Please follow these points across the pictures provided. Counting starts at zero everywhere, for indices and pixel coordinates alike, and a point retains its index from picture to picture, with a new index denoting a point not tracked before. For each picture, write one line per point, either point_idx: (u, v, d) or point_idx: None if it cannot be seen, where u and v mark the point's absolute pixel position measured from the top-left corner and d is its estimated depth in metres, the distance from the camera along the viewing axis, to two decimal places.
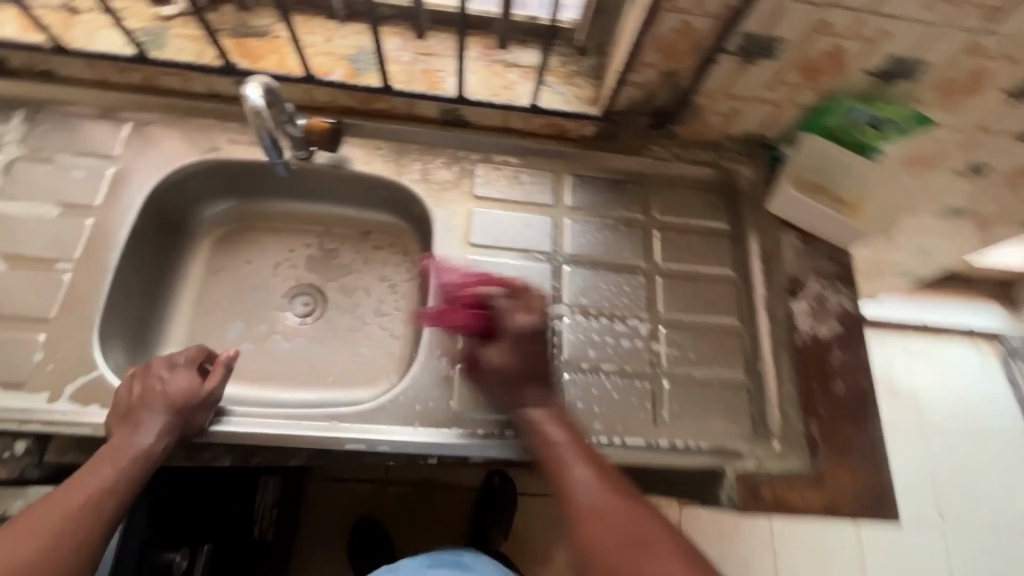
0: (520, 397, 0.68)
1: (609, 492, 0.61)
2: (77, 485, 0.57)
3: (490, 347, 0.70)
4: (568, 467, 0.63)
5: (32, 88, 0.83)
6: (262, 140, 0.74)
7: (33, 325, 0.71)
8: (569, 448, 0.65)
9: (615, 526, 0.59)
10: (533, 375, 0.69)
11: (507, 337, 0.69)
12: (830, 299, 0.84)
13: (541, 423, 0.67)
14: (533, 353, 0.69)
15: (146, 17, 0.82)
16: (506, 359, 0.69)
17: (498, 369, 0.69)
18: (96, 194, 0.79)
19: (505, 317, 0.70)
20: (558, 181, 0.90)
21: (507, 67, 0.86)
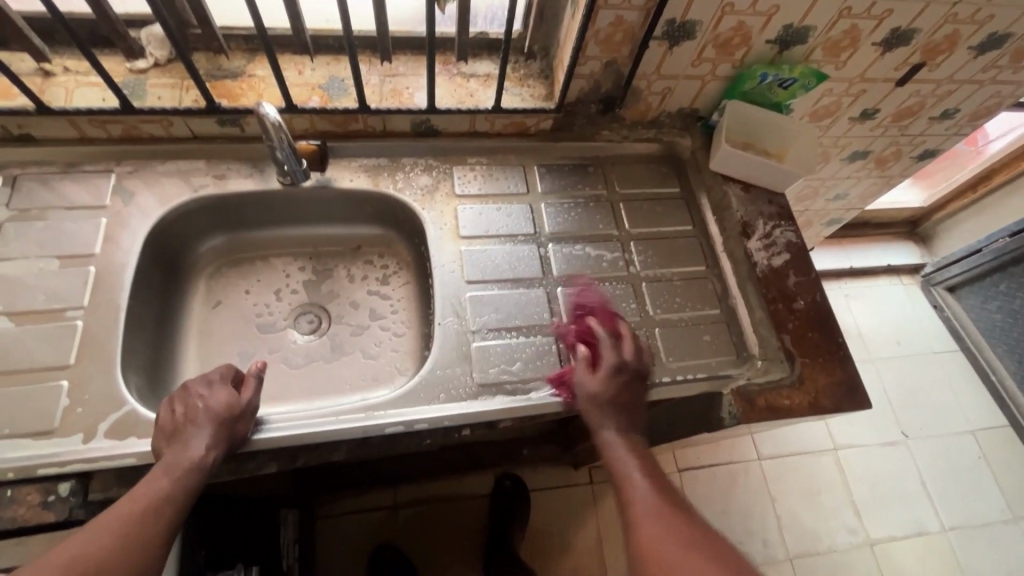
0: (603, 419, 0.76)
1: (662, 510, 0.66)
2: (135, 495, 0.59)
3: (587, 373, 0.79)
4: (635, 485, 0.69)
5: (9, 153, 0.84)
6: (279, 153, 0.82)
7: (52, 374, 0.72)
8: (636, 474, 0.70)
9: (658, 540, 0.63)
10: (620, 404, 0.77)
11: (608, 368, 0.78)
12: (777, 234, 0.97)
13: (613, 449, 0.74)
14: (631, 385, 0.78)
15: (122, 72, 0.86)
16: (617, 385, 0.77)
17: (601, 394, 0.77)
18: (93, 243, 0.81)
19: (601, 349, 0.81)
20: (527, 173, 1.00)
21: (466, 78, 0.96)
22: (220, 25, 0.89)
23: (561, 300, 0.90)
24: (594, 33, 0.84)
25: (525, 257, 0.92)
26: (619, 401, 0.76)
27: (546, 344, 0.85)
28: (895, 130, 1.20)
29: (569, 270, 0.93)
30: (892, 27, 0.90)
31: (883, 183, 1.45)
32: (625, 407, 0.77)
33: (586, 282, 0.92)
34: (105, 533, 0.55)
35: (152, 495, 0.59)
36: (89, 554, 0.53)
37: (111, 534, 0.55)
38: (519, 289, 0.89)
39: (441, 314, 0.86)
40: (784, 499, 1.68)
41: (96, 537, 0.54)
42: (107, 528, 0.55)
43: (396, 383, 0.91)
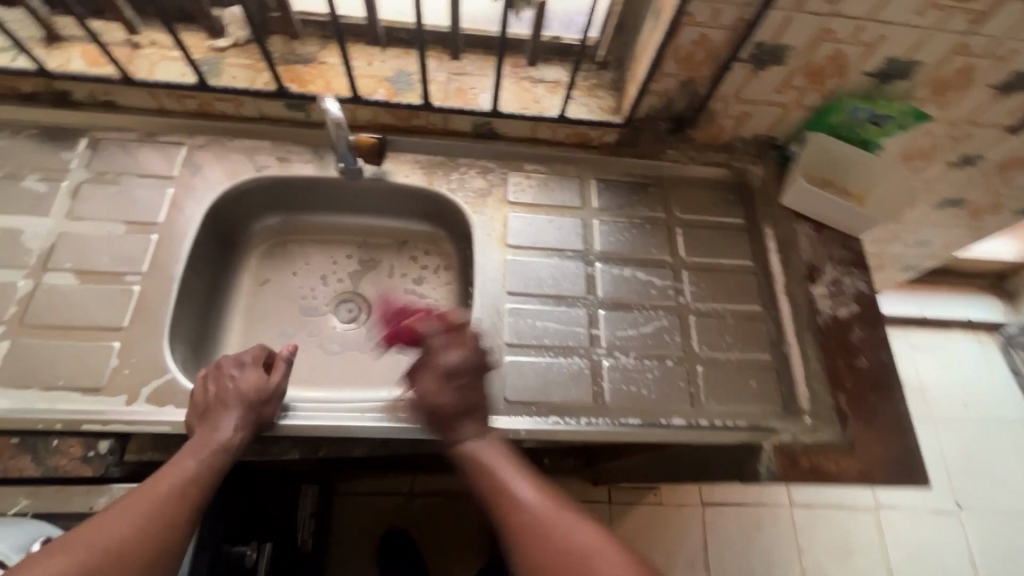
0: (456, 432, 0.71)
1: (546, 505, 0.65)
2: (164, 474, 0.60)
3: (430, 380, 0.72)
4: (518, 497, 0.66)
5: (95, 118, 0.89)
6: (341, 151, 0.84)
7: (106, 335, 0.75)
8: (517, 476, 0.68)
9: (556, 537, 0.62)
10: (467, 409, 0.72)
11: (450, 371, 0.72)
12: (846, 282, 0.90)
13: (485, 457, 0.70)
14: (471, 385, 0.72)
15: (203, 49, 0.89)
16: (466, 393, 0.72)
17: (449, 408, 0.71)
18: (159, 212, 0.84)
19: (434, 351, 0.74)
20: (585, 186, 0.97)
21: (534, 83, 0.94)
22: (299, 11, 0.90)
23: (602, 324, 0.86)
24: (675, 51, 0.80)
25: (571, 274, 0.90)
26: (465, 406, 0.71)
27: (581, 367, 0.83)
28: (998, 179, 1.08)
29: (614, 293, 0.89)
30: (1015, 69, 0.81)
31: (974, 235, 1.32)
32: (474, 412, 0.72)
33: (631, 308, 0.88)
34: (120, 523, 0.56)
35: (173, 483, 0.60)
36: (118, 534, 0.55)
37: (132, 522, 0.56)
38: (560, 307, 0.87)
39: (477, 322, 0.84)
40: (812, 553, 1.59)
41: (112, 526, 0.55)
42: (133, 510, 0.57)
43: None
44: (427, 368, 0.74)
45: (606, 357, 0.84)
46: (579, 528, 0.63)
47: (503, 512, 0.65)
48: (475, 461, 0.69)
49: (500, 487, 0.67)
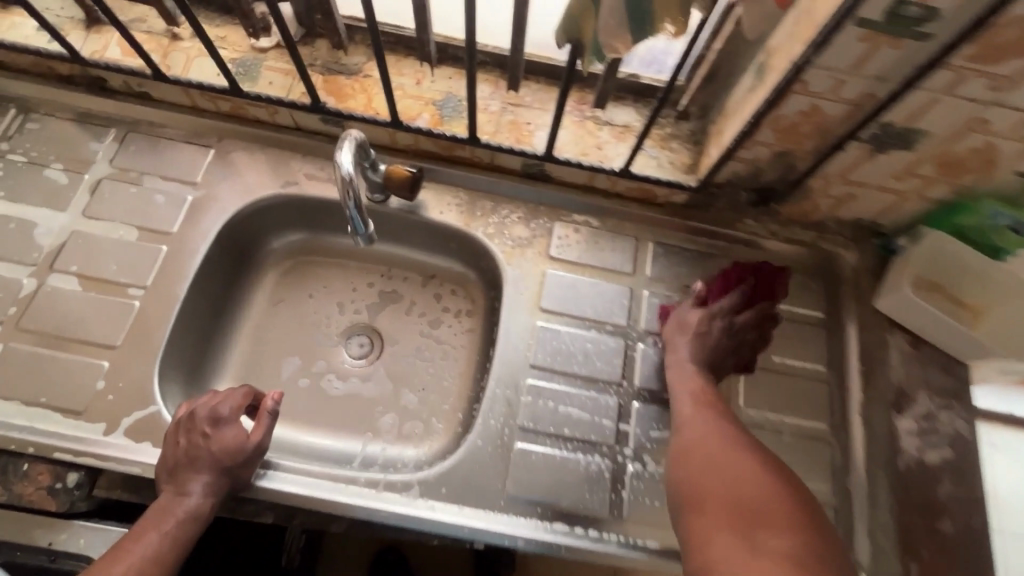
0: (672, 342, 0.74)
1: (720, 427, 0.63)
2: (122, 553, 0.56)
3: (692, 309, 0.76)
4: (697, 411, 0.66)
5: (128, 108, 0.84)
6: (347, 213, 0.66)
7: (98, 352, 0.71)
8: (711, 393, 0.68)
9: (718, 452, 0.60)
10: (705, 343, 0.72)
11: (715, 317, 0.74)
12: (941, 419, 0.74)
13: (691, 365, 0.72)
14: (736, 332, 0.74)
15: (242, 47, 0.81)
16: (719, 340, 0.73)
17: (699, 334, 0.73)
18: (175, 220, 0.79)
19: (716, 299, 0.76)
20: (640, 249, 0.84)
21: (599, 125, 0.82)
22: (346, 14, 0.80)
23: (635, 420, 0.74)
24: (775, 120, 0.65)
25: (607, 353, 0.78)
26: (705, 341, 0.72)
27: (602, 470, 0.71)
28: None
29: (655, 385, 0.77)
30: None
31: None
32: (709, 347, 0.72)
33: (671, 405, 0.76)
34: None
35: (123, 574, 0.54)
36: None
37: None
38: (589, 392, 0.75)
39: (491, 395, 0.75)
40: None
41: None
42: None
43: (429, 446, 0.82)
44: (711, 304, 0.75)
45: (632, 460, 0.72)
46: (747, 439, 0.62)
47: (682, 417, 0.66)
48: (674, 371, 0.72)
49: (687, 394, 0.69)
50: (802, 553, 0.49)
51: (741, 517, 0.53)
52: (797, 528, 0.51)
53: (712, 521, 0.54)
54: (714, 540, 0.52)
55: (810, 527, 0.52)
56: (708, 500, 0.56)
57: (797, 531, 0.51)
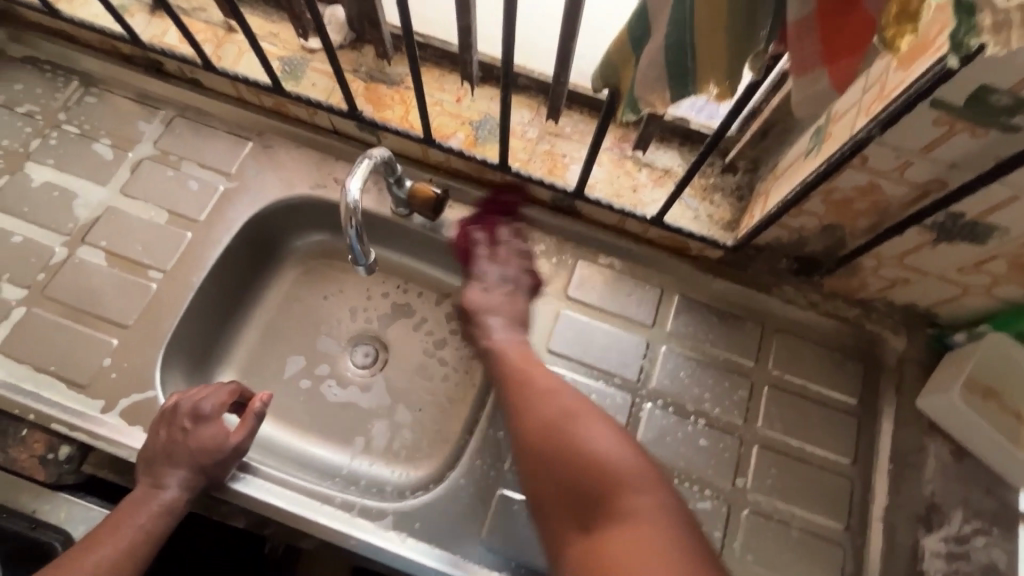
0: (478, 324, 0.73)
1: (548, 405, 0.63)
2: (95, 546, 0.56)
3: (471, 284, 0.76)
4: (531, 394, 0.64)
5: (178, 92, 0.86)
6: (346, 238, 0.64)
7: (111, 329, 0.73)
8: (526, 363, 0.68)
9: (553, 437, 0.60)
10: (504, 312, 0.73)
11: (486, 281, 0.74)
12: (975, 545, 0.66)
13: (503, 345, 0.71)
14: (518, 295, 0.74)
15: (291, 46, 0.82)
16: (497, 298, 0.74)
17: (482, 306, 0.73)
18: (203, 208, 0.80)
19: (478, 259, 0.76)
20: (663, 301, 0.79)
21: (638, 166, 0.78)
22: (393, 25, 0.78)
23: None
24: (826, 191, 0.60)
25: (611, 408, 0.74)
26: (507, 311, 0.73)
27: None
28: None
29: (656, 450, 0.72)
30: None
31: None
32: (510, 316, 0.73)
33: (670, 474, 0.71)
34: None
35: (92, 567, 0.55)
36: None
37: None
38: None
39: (481, 432, 0.72)
40: None
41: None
42: None
43: (416, 470, 0.80)
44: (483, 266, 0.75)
45: None
46: (571, 404, 0.63)
47: (518, 404, 0.65)
48: (493, 356, 0.70)
49: (515, 378, 0.67)
50: (653, 509, 0.54)
51: (584, 506, 0.56)
52: (651, 494, 0.55)
53: (560, 520, 0.57)
54: (570, 536, 0.56)
55: (651, 477, 0.57)
56: (555, 498, 0.58)
57: (638, 489, 0.55)
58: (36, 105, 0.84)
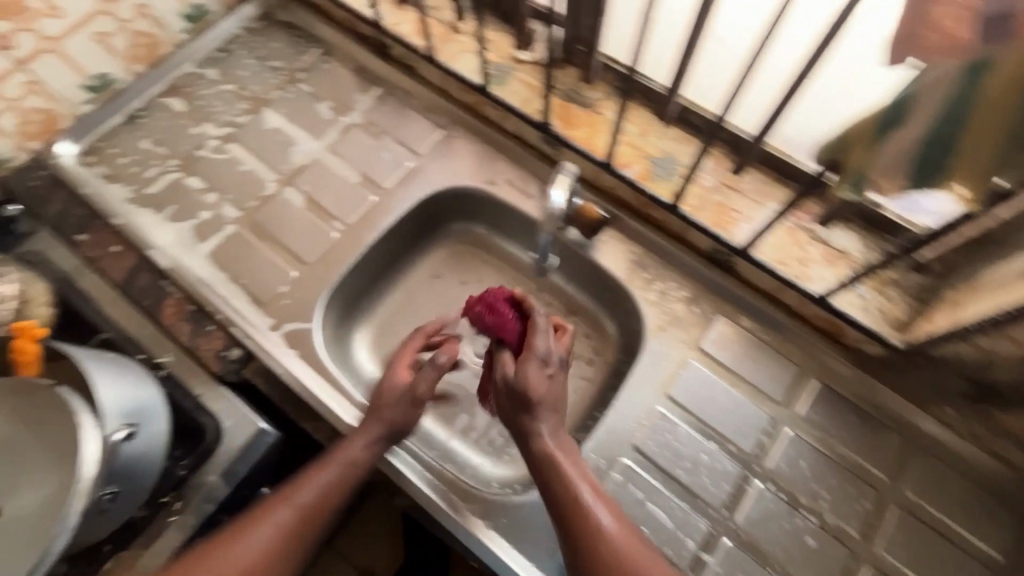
0: (533, 421, 0.68)
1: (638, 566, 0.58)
2: (303, 484, 0.65)
3: (521, 369, 0.68)
4: (611, 542, 0.60)
5: (394, 74, 0.97)
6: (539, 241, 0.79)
7: (295, 262, 0.84)
8: (595, 497, 0.63)
9: None
10: (553, 401, 0.69)
11: (548, 363, 0.69)
12: None
13: (564, 465, 0.65)
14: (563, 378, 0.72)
15: (504, 53, 0.89)
16: (554, 385, 0.70)
17: (542, 392, 0.68)
18: (389, 179, 0.90)
19: (533, 342, 0.69)
20: (799, 380, 0.75)
21: (810, 239, 0.75)
22: (621, 64, 0.79)
23: (719, 555, 0.68)
24: None
25: (717, 473, 0.71)
26: (555, 398, 0.69)
27: None
28: None
29: (754, 532, 0.69)
30: None
31: None
32: (556, 406, 0.69)
33: (764, 562, 0.68)
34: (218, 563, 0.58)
35: (297, 507, 0.63)
36: (251, 551, 0.60)
37: (265, 542, 0.60)
38: (679, 502, 0.70)
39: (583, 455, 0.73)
40: None
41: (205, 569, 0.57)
42: (269, 521, 0.61)
43: (502, 466, 0.83)
44: (537, 352, 0.69)
45: None
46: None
47: (592, 551, 0.59)
48: (550, 468, 0.65)
49: (583, 512, 0.61)
50: None
51: None
52: None
53: None
54: None
55: None
56: None
57: None
58: (284, 62, 1.00)
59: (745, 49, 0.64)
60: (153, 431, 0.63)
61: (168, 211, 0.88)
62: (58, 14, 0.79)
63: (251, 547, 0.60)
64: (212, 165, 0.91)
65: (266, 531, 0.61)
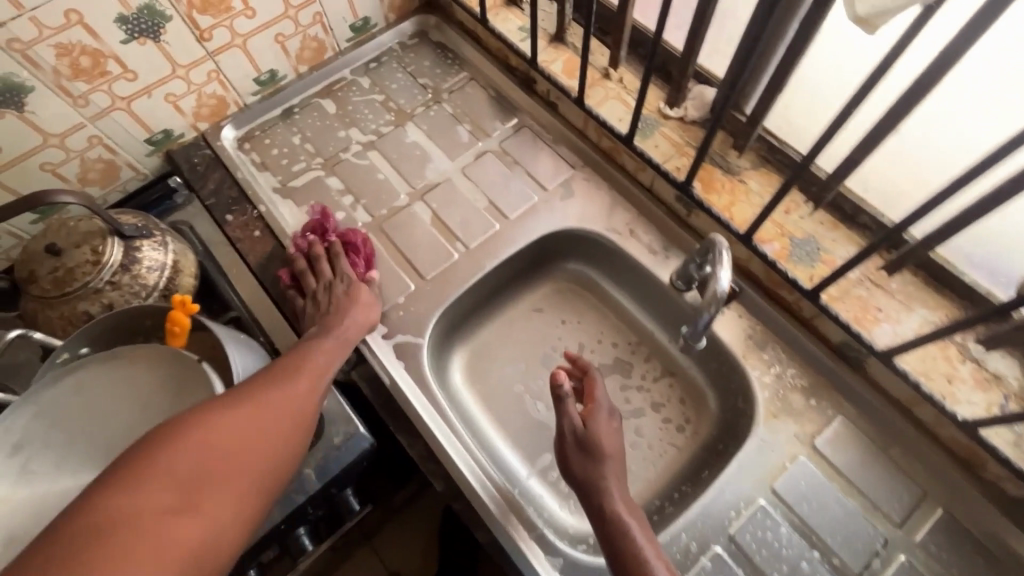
0: (599, 475, 0.66)
1: None
2: (316, 352, 0.69)
3: (591, 419, 0.70)
4: None
5: (535, 108, 0.99)
6: (700, 320, 0.70)
7: (415, 275, 0.87)
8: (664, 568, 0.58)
9: None
10: (614, 453, 0.68)
11: (611, 415, 0.72)
12: None
13: (629, 523, 0.62)
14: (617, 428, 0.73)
15: (652, 106, 0.89)
16: (617, 436, 0.71)
17: (609, 443, 0.69)
18: (514, 210, 0.91)
19: (596, 393, 0.73)
20: (921, 505, 0.69)
21: (960, 357, 0.69)
22: (797, 153, 0.78)
23: None
24: None
25: None
26: (615, 450, 0.69)
27: None
28: None
29: None
30: None
31: None
32: (619, 458, 0.69)
33: None
34: (280, 406, 0.58)
35: (322, 364, 0.68)
36: (298, 389, 0.62)
37: (305, 385, 0.63)
38: None
39: (672, 532, 0.70)
40: None
41: (269, 401, 0.57)
42: (305, 369, 0.65)
43: (577, 517, 0.82)
44: (593, 402, 0.73)
45: None
46: None
47: None
48: (616, 529, 0.61)
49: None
50: None
51: None
52: None
53: None
54: None
55: None
56: None
57: None
58: (431, 81, 1.04)
59: (951, 159, 0.63)
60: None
61: (306, 206, 0.93)
62: (251, 14, 0.87)
63: (299, 397, 0.61)
64: (352, 168, 0.96)
65: (303, 378, 0.63)
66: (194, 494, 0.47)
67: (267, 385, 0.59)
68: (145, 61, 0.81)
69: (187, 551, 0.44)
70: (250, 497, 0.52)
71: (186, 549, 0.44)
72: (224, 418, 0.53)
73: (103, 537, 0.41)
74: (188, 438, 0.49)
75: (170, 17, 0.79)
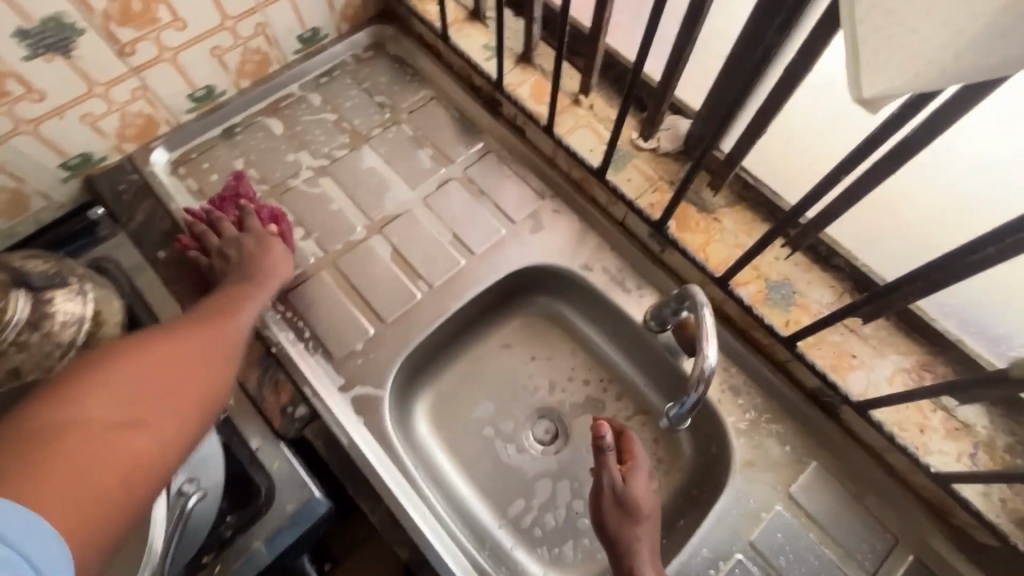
0: (633, 539, 0.63)
1: None
2: (236, 301, 0.67)
3: (633, 478, 0.66)
4: None
5: (501, 132, 0.93)
6: (688, 400, 0.67)
7: (373, 319, 0.81)
8: None
9: None
10: (651, 515, 0.65)
11: (651, 476, 0.68)
12: None
13: None
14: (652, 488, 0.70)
15: (624, 137, 0.85)
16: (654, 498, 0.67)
17: (647, 504, 0.65)
18: (480, 245, 0.86)
19: (636, 453, 0.69)
20: (894, 553, 0.69)
21: (931, 405, 0.70)
22: (785, 201, 0.75)
23: None
24: None
25: None
26: (653, 512, 0.66)
27: None
28: None
29: None
30: None
31: None
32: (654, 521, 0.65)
33: None
34: (210, 338, 0.57)
35: (243, 310, 0.66)
36: (218, 328, 0.60)
37: (227, 326, 0.61)
38: None
39: None
40: None
41: (192, 335, 0.55)
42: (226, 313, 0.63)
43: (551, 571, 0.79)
44: (635, 461, 0.68)
45: None
46: None
47: None
48: None
49: None
50: None
51: None
52: None
53: None
54: None
55: None
56: None
57: None
58: (389, 99, 0.96)
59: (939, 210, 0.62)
60: (209, 481, 0.64)
61: None
62: (181, 26, 0.77)
63: (219, 334, 0.59)
64: (303, 197, 0.88)
65: (223, 322, 0.61)
66: (145, 406, 0.45)
67: (185, 326, 0.57)
68: (53, 80, 0.71)
69: (138, 462, 0.42)
70: (203, 410, 0.50)
71: (138, 463, 0.42)
72: (152, 342, 0.51)
73: (47, 451, 0.38)
74: (117, 367, 0.46)
75: (81, 31, 0.69)
